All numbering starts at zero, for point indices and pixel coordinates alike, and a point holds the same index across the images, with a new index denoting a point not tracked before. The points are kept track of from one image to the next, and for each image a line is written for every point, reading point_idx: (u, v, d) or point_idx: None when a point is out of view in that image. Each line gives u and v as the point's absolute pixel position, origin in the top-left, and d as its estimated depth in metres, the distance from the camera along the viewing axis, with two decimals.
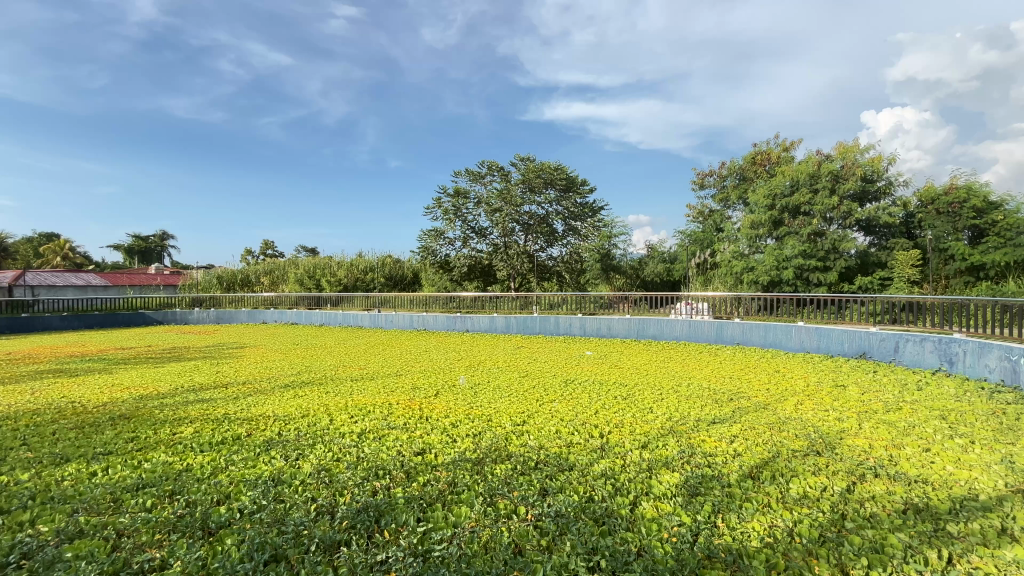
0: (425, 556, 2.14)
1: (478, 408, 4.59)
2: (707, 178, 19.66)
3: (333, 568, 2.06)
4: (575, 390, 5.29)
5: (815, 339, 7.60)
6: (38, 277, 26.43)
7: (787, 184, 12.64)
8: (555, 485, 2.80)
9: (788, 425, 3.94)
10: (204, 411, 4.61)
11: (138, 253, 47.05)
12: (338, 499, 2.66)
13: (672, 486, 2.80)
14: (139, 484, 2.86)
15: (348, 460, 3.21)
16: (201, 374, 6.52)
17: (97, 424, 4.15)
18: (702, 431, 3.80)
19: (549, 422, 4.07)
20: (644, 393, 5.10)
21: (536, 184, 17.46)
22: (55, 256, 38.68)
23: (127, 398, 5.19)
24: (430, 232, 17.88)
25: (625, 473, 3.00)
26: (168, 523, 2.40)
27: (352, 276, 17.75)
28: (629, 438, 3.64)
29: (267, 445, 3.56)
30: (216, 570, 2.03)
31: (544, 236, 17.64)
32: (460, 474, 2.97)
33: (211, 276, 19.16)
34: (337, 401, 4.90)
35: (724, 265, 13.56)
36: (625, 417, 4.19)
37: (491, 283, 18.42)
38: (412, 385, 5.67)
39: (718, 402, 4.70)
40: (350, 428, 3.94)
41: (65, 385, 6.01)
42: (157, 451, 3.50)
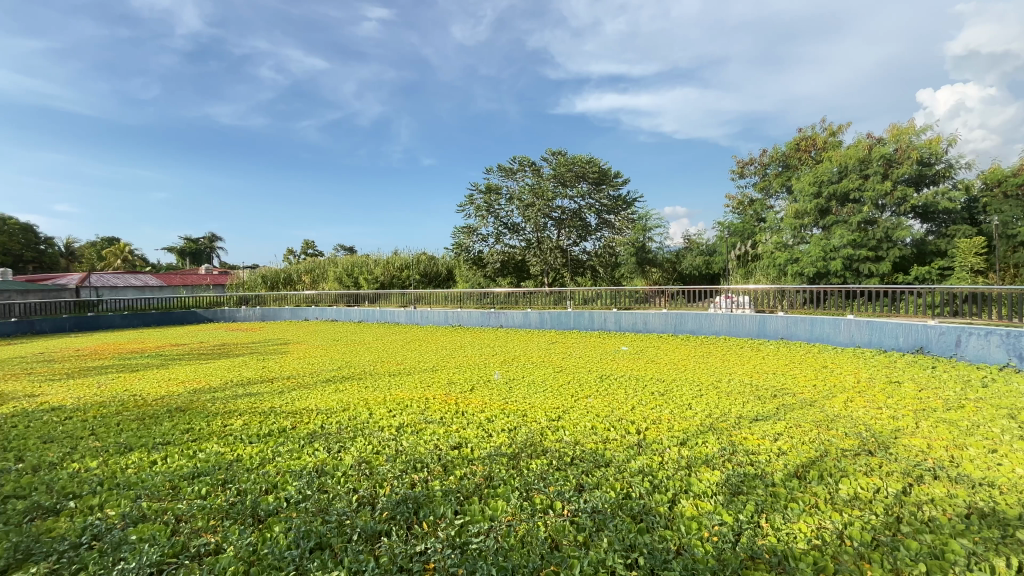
0: (462, 548, 2.16)
1: (513, 403, 4.60)
2: (747, 167, 19.06)
3: (374, 557, 2.12)
4: (611, 385, 5.23)
5: (866, 333, 7.23)
6: (103, 279, 28.47)
7: (834, 170, 12.05)
8: (592, 482, 2.78)
9: (837, 422, 3.77)
10: (253, 404, 4.82)
11: (189, 253, 49.61)
12: (379, 490, 2.73)
13: (714, 485, 2.73)
14: (195, 472, 3.03)
15: (387, 453, 3.29)
16: (248, 370, 6.83)
17: (155, 416, 4.42)
18: (744, 428, 3.68)
19: (584, 418, 4.04)
20: (682, 389, 4.99)
21: (568, 178, 17.29)
22: (116, 260, 41.33)
23: (182, 392, 5.51)
24: (463, 229, 18.05)
25: (663, 470, 2.94)
26: (221, 510, 2.53)
27: (389, 273, 18.14)
28: (666, 435, 3.57)
29: (311, 437, 3.70)
30: (265, 556, 2.12)
31: (576, 230, 17.53)
32: (496, 468, 2.99)
33: (256, 275, 20.06)
34: (376, 396, 5.03)
35: (767, 257, 13.08)
36: (662, 414, 4.11)
37: (524, 279, 18.43)
38: (448, 380, 5.76)
39: (760, 398, 4.56)
40: (389, 422, 4.04)
41: (128, 379, 6.45)
42: (210, 442, 3.68)
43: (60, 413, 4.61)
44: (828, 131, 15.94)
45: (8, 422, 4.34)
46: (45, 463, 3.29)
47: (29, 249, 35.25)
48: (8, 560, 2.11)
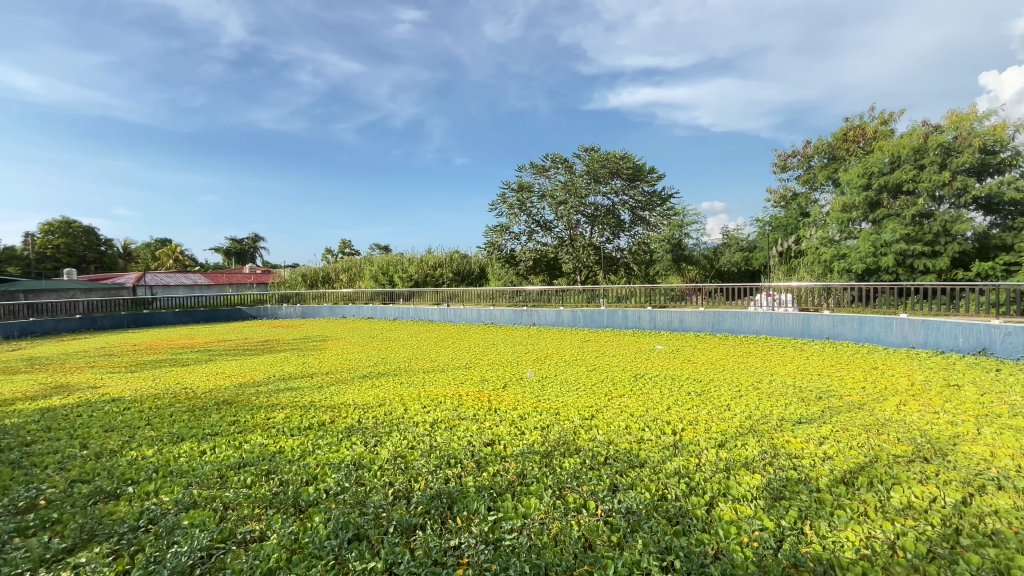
0: (495, 544, 2.18)
1: (546, 401, 4.59)
2: (790, 160, 18.30)
3: (409, 549, 2.16)
4: (646, 385, 5.14)
5: (921, 333, 6.83)
6: (157, 278, 30.18)
7: (886, 161, 11.40)
8: (626, 482, 2.74)
9: (888, 427, 3.58)
10: (294, 398, 5.00)
11: (234, 253, 51.92)
12: (414, 485, 2.78)
13: (754, 488, 2.64)
14: (241, 462, 3.17)
15: (421, 448, 3.35)
16: (290, 365, 7.09)
17: (205, 408, 4.66)
18: (787, 431, 3.55)
19: (618, 417, 3.99)
20: (721, 389, 4.85)
21: (601, 174, 17.07)
22: (168, 260, 43.62)
23: (229, 385, 5.78)
24: (495, 227, 18.11)
25: (700, 473, 2.87)
26: (265, 499, 2.63)
27: (423, 272, 18.41)
28: (704, 436, 3.48)
29: (349, 431, 3.80)
30: (306, 545, 2.20)
31: (610, 228, 17.30)
32: (529, 466, 3.00)
33: (296, 274, 20.79)
34: (411, 392, 5.11)
35: (811, 254, 12.51)
36: (700, 414, 4.01)
37: (557, 276, 18.34)
38: (481, 377, 5.81)
39: (803, 400, 4.37)
40: (423, 418, 4.11)
41: (180, 372, 6.81)
42: (255, 434, 3.84)
43: (119, 404, 4.91)
44: (879, 119, 15.08)
45: (74, 412, 4.66)
46: (106, 450, 3.51)
47: (91, 250, 37.68)
48: (75, 540, 2.27)
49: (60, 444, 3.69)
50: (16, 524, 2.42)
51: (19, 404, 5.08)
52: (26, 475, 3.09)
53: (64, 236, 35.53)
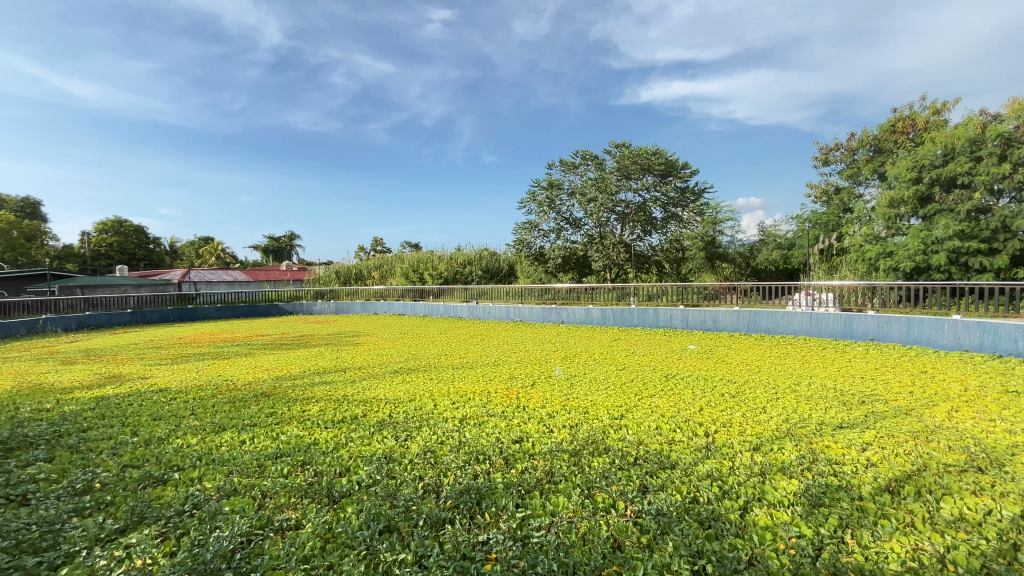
0: (524, 541, 2.18)
1: (574, 400, 4.57)
2: (832, 153, 17.59)
3: (438, 543, 2.19)
4: (678, 385, 5.04)
5: (976, 336, 6.44)
6: (200, 275, 31.58)
7: (938, 153, 10.78)
8: (656, 483, 2.70)
9: (939, 434, 3.39)
10: (328, 392, 5.14)
11: (272, 252, 53.87)
12: (443, 479, 2.81)
13: (791, 494, 2.55)
14: (278, 452, 3.28)
15: (451, 444, 3.39)
16: (324, 359, 7.31)
17: (244, 400, 4.84)
18: (827, 436, 3.41)
19: (648, 417, 3.93)
20: (756, 391, 4.71)
21: (632, 171, 16.80)
22: (211, 257, 45.53)
23: (267, 378, 6.00)
24: (524, 225, 18.06)
25: (734, 476, 2.79)
26: (301, 489, 2.72)
27: (452, 269, 18.62)
28: (737, 439, 3.38)
29: (380, 425, 3.89)
30: (339, 535, 2.26)
31: (641, 225, 17.02)
32: (558, 464, 2.98)
33: (330, 272, 21.38)
34: (441, 388, 5.18)
35: (854, 251, 11.85)
36: (733, 416, 3.91)
37: (586, 274, 18.20)
38: (510, 375, 5.82)
39: (844, 404, 4.19)
40: (453, 413, 4.16)
41: (222, 365, 7.11)
42: (291, 425, 3.97)
43: (166, 394, 5.16)
44: (930, 109, 14.28)
45: (126, 401, 4.93)
46: (154, 438, 3.70)
47: (141, 248, 39.83)
48: (126, 522, 2.40)
49: (113, 430, 3.91)
50: (75, 504, 2.58)
51: (78, 392, 5.42)
52: (84, 459, 3.29)
53: (117, 235, 37.67)
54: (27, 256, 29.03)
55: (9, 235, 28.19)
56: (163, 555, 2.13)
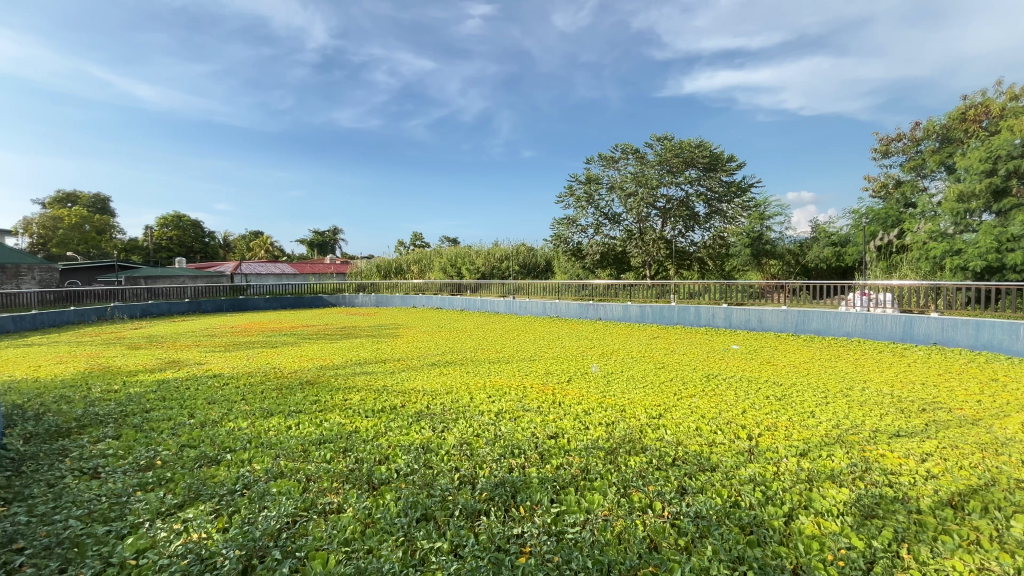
0: (558, 536, 2.18)
1: (612, 398, 4.51)
2: (893, 144, 16.53)
3: (474, 533, 2.22)
4: (719, 386, 4.89)
5: None
6: (251, 267, 33.16)
7: (1016, 143, 9.95)
8: (695, 485, 2.63)
9: (1010, 447, 3.13)
10: (369, 382, 5.31)
11: (317, 245, 55.98)
12: (479, 471, 2.85)
13: (840, 504, 2.43)
14: (321, 439, 3.41)
15: (486, 437, 3.42)
16: (365, 351, 7.54)
17: (290, 387, 5.07)
18: (882, 444, 3.23)
19: (688, 418, 3.84)
20: (803, 395, 4.50)
21: (675, 164, 16.38)
22: (260, 249, 47.73)
23: (311, 367, 6.26)
24: (562, 220, 17.90)
25: (778, 481, 2.69)
26: (342, 474, 2.82)
27: (490, 264, 18.77)
28: (783, 443, 3.25)
29: (418, 416, 3.97)
30: (378, 520, 2.32)
31: (683, 220, 16.59)
32: (594, 462, 2.96)
33: (372, 265, 22.00)
34: (477, 382, 5.24)
35: (917, 249, 11.09)
36: (778, 420, 3.76)
37: (624, 271, 17.89)
38: (545, 370, 5.81)
39: (902, 411, 3.94)
40: (489, 407, 4.20)
41: (270, 353, 7.46)
42: (334, 413, 4.12)
43: (219, 380, 5.47)
44: (1008, 95, 13.19)
45: (184, 385, 5.26)
46: (209, 420, 3.93)
47: (198, 241, 42.25)
48: (184, 497, 2.56)
49: (173, 412, 4.18)
50: (139, 479, 2.78)
51: (142, 376, 5.82)
52: (146, 437, 3.53)
53: (176, 229, 40.13)
54: (99, 248, 31.34)
55: (82, 229, 30.61)
56: (216, 530, 2.26)
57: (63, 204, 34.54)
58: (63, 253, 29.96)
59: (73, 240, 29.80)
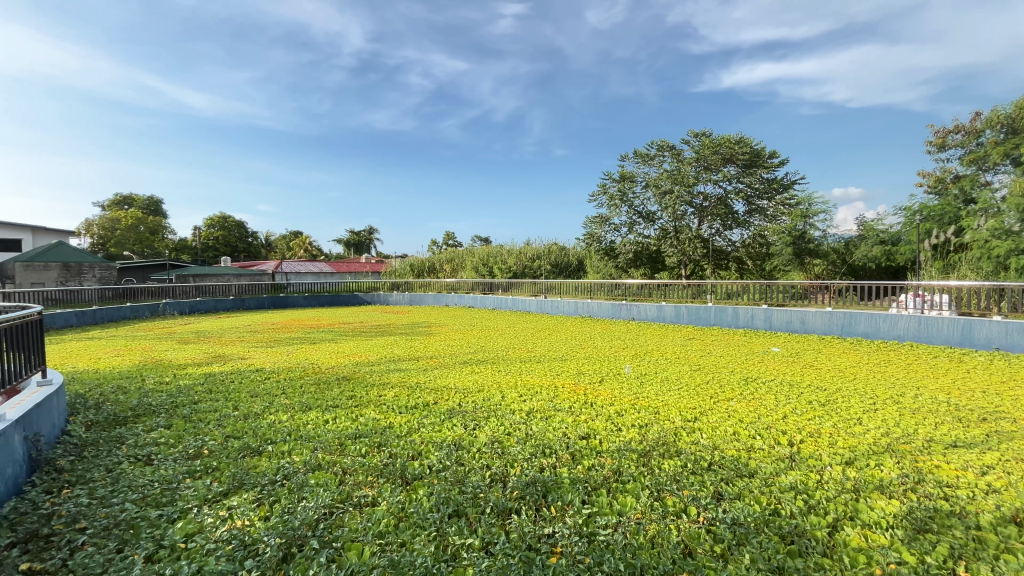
0: (589, 538, 2.16)
1: (644, 400, 4.43)
2: (951, 136, 15.55)
3: (504, 531, 2.23)
4: (758, 389, 4.73)
5: None
6: (292, 267, 34.37)
7: None
8: (732, 491, 2.55)
9: None
10: (402, 379, 5.42)
11: (353, 245, 57.58)
12: (509, 470, 2.86)
13: (890, 516, 2.30)
14: (356, 433, 3.50)
15: (518, 436, 3.42)
16: (399, 348, 7.69)
17: (328, 382, 5.23)
18: (937, 455, 3.04)
19: (724, 422, 3.73)
20: (850, 400, 4.29)
21: (713, 161, 15.98)
22: (300, 249, 49.42)
23: (347, 363, 6.43)
24: (595, 219, 17.72)
25: (822, 490, 2.57)
26: (377, 469, 2.88)
27: (521, 263, 18.78)
28: (826, 451, 3.11)
29: (450, 413, 4.02)
30: (411, 515, 2.36)
31: (721, 219, 16.15)
32: (626, 464, 2.92)
33: (406, 264, 22.42)
34: (509, 380, 5.26)
35: (978, 248, 10.40)
36: (822, 426, 3.60)
37: (658, 270, 17.56)
38: (577, 370, 5.78)
39: (959, 421, 3.71)
40: (520, 406, 4.21)
41: (308, 349, 7.72)
42: (368, 408, 4.22)
43: (261, 374, 5.70)
44: None
45: (228, 378, 5.51)
46: (252, 413, 4.10)
47: (242, 241, 44.12)
48: (229, 486, 2.68)
49: (219, 404, 4.39)
50: (188, 467, 2.93)
51: (190, 369, 6.13)
52: (195, 427, 3.72)
53: (222, 229, 42.05)
54: (152, 247, 33.19)
55: (137, 230, 32.47)
56: (259, 518, 2.35)
57: (120, 206, 36.73)
58: (121, 253, 31.90)
59: (129, 240, 31.66)
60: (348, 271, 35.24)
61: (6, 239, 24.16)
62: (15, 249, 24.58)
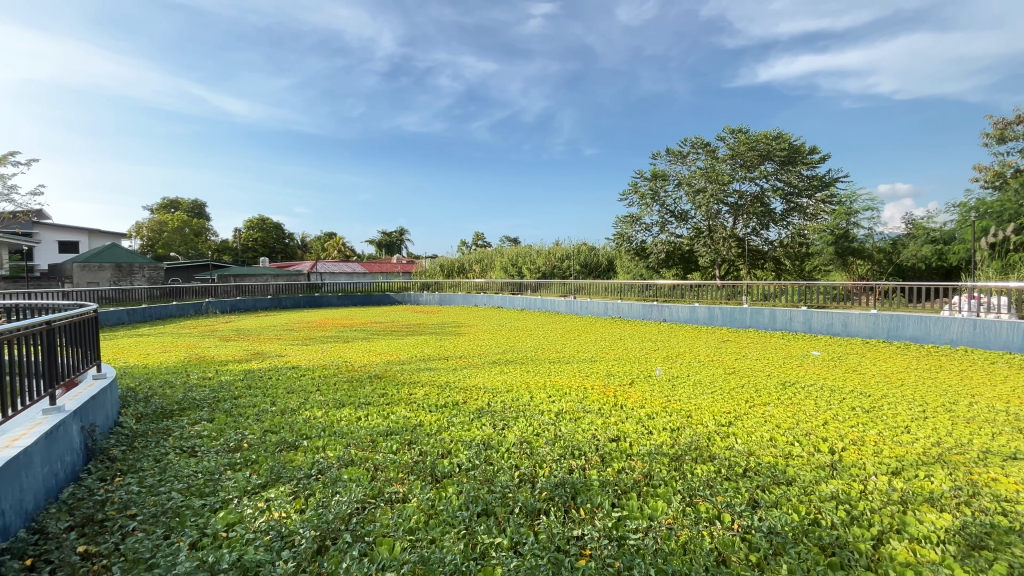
0: (619, 541, 2.13)
1: (677, 402, 4.34)
2: (1011, 127, 14.60)
3: (533, 531, 2.23)
4: (797, 394, 4.56)
5: None
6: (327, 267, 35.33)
7: None
8: (768, 499, 2.47)
9: None
10: (433, 377, 5.50)
11: (385, 245, 58.84)
12: (538, 470, 2.85)
13: (941, 531, 2.18)
14: (388, 430, 3.57)
15: (547, 436, 3.41)
16: (429, 347, 7.80)
17: (361, 379, 5.37)
18: (994, 467, 2.85)
19: (760, 427, 3.61)
20: (896, 408, 4.08)
21: (749, 158, 15.53)
22: (334, 250, 50.75)
23: (378, 361, 6.58)
24: (626, 219, 17.49)
25: (865, 501, 2.46)
26: (408, 466, 2.93)
27: (550, 264, 18.71)
28: (871, 460, 2.96)
29: (479, 412, 4.05)
30: (441, 512, 2.39)
31: (757, 217, 15.67)
32: (657, 468, 2.86)
33: (436, 264, 22.70)
34: (538, 381, 5.24)
35: None
36: (866, 434, 3.43)
37: (691, 270, 17.21)
38: (607, 371, 5.72)
39: (1020, 431, 3.47)
40: (549, 406, 4.19)
41: (342, 347, 7.92)
42: (400, 406, 4.30)
43: (297, 371, 5.89)
44: None
45: (266, 374, 5.72)
46: (289, 408, 4.24)
47: (279, 242, 45.67)
48: (267, 478, 2.78)
49: (257, 399, 4.55)
50: (229, 459, 3.05)
51: (231, 365, 6.38)
52: (235, 422, 3.87)
53: (260, 231, 43.66)
54: (196, 248, 34.74)
55: (182, 232, 34.05)
56: (295, 510, 2.43)
57: (167, 210, 38.65)
58: (168, 254, 33.56)
59: (175, 242, 33.28)
60: (381, 271, 35.99)
61: (65, 240, 25.79)
62: (73, 250, 26.21)
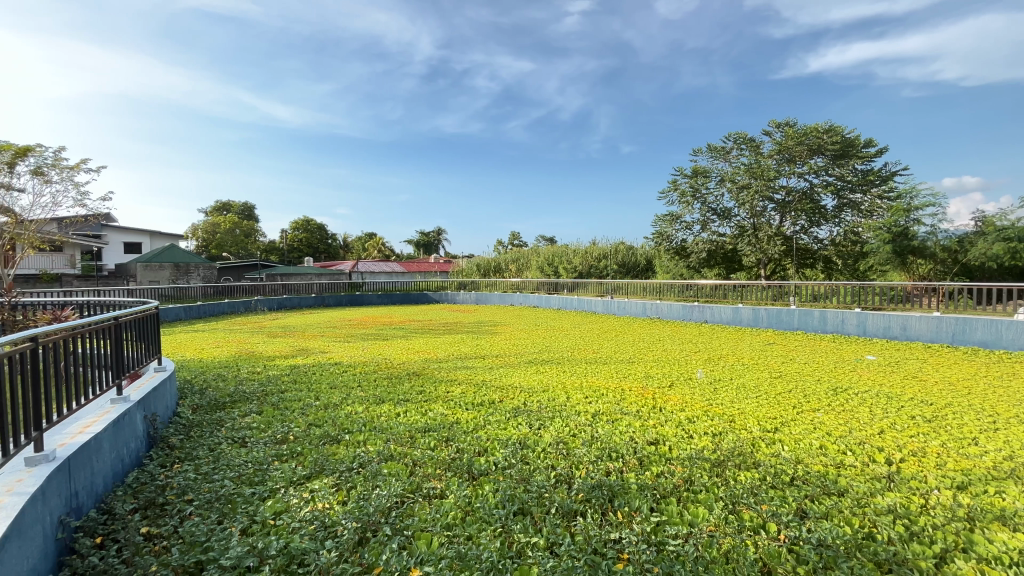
0: (658, 547, 2.09)
1: (718, 406, 4.21)
2: None
3: (570, 532, 2.21)
4: (850, 400, 4.33)
5: None
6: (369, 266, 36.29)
7: None
8: (818, 510, 2.35)
9: None
10: (469, 376, 5.56)
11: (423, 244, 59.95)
12: (575, 471, 2.83)
13: (1014, 552, 2.01)
14: (426, 427, 3.63)
15: (583, 438, 3.38)
16: (465, 346, 7.89)
17: (400, 376, 5.49)
18: None
19: (809, 434, 3.45)
20: (963, 418, 3.81)
21: (797, 152, 14.90)
22: (374, 251, 52.11)
23: (417, 359, 6.72)
24: (665, 216, 17.11)
25: (927, 517, 2.30)
26: (446, 462, 2.97)
27: (587, 263, 18.53)
28: (933, 473, 2.77)
29: (516, 411, 4.06)
30: (477, 509, 2.41)
31: (806, 215, 14.96)
32: (697, 473, 2.78)
33: (473, 264, 22.95)
34: (574, 381, 5.21)
35: None
36: (928, 445, 3.21)
37: (734, 270, 16.71)
38: (645, 373, 5.62)
39: None
40: (586, 407, 4.16)
41: (382, 345, 8.13)
42: (437, 403, 4.37)
43: (340, 367, 6.09)
44: None
45: (311, 370, 5.94)
46: (332, 403, 4.38)
47: (322, 242, 47.36)
48: (312, 470, 2.89)
49: (302, 394, 4.73)
50: (277, 450, 3.19)
51: (279, 360, 6.67)
52: (282, 415, 4.05)
53: (305, 232, 45.42)
54: (246, 249, 36.50)
55: (234, 233, 35.83)
56: (337, 502, 2.51)
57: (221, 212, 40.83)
58: (221, 254, 35.42)
59: (227, 242, 35.06)
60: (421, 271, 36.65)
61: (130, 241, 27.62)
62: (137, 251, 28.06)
